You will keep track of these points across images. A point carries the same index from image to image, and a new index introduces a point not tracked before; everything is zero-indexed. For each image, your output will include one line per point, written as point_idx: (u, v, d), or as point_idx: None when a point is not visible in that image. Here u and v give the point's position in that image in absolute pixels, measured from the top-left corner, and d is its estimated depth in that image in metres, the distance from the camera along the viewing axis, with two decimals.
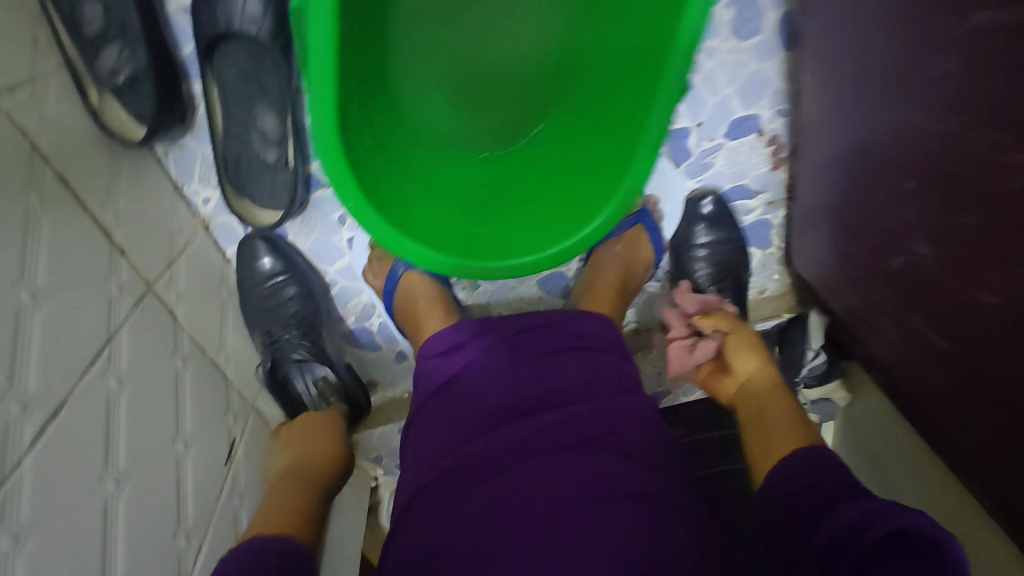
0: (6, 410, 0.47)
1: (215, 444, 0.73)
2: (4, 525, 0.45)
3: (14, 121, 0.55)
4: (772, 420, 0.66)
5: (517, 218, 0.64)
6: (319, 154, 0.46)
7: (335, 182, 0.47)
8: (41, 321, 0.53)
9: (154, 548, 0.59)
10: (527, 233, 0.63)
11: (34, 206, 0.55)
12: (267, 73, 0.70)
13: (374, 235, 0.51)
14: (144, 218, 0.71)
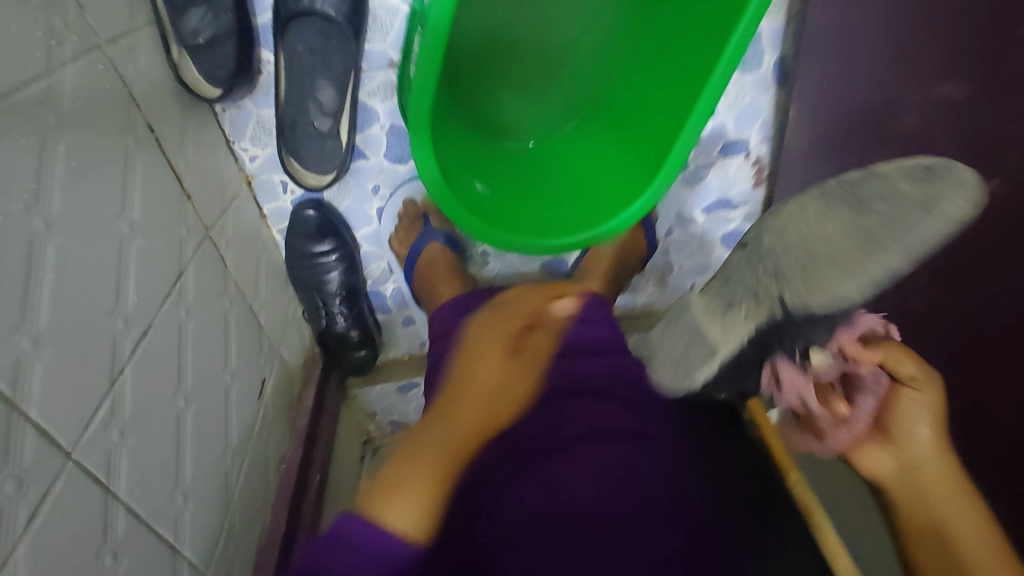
0: (114, 324, 0.54)
1: (251, 380, 0.80)
2: (113, 420, 0.53)
3: (116, 69, 0.61)
4: (984, 566, 0.47)
5: (546, 201, 0.74)
6: (411, 120, 0.56)
7: (416, 140, 0.57)
8: (135, 250, 0.59)
9: (209, 462, 0.67)
10: (555, 213, 0.72)
11: (130, 147, 0.61)
12: (333, 50, 0.76)
13: (431, 188, 0.60)
14: (204, 167, 0.77)
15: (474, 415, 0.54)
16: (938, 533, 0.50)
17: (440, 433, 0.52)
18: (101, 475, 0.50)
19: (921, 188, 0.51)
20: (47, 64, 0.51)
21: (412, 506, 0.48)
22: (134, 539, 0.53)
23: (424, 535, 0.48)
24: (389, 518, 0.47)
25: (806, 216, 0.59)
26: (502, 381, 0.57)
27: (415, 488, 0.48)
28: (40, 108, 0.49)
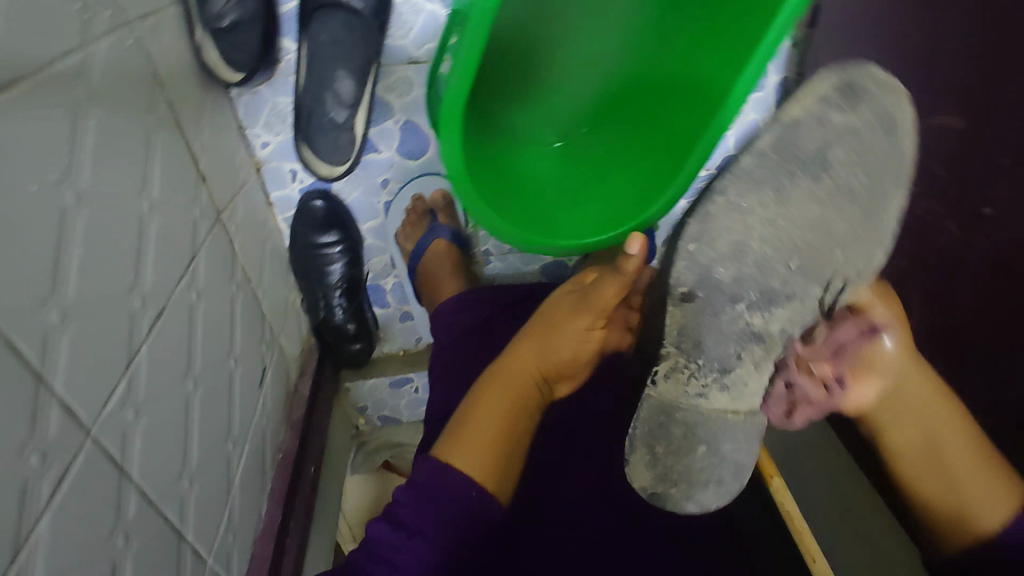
0: (133, 301, 0.54)
1: (253, 367, 0.80)
2: (129, 399, 0.52)
3: (143, 46, 0.61)
4: (967, 483, 0.53)
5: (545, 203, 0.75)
6: (444, 102, 0.56)
7: (445, 123, 0.57)
8: (154, 229, 0.59)
9: (213, 446, 0.66)
10: (554, 217, 0.73)
11: (152, 126, 0.61)
12: (356, 42, 0.76)
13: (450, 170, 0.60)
14: (218, 151, 0.76)
15: (534, 364, 0.62)
16: (936, 456, 0.54)
17: (506, 379, 0.61)
18: (116, 452, 0.50)
19: (865, 111, 0.50)
20: (81, 37, 0.51)
21: (474, 447, 0.56)
22: (143, 521, 0.53)
23: (488, 476, 0.56)
24: (453, 456, 0.56)
25: (743, 235, 0.49)
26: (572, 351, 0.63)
27: (479, 433, 0.57)
28: (72, 80, 0.49)
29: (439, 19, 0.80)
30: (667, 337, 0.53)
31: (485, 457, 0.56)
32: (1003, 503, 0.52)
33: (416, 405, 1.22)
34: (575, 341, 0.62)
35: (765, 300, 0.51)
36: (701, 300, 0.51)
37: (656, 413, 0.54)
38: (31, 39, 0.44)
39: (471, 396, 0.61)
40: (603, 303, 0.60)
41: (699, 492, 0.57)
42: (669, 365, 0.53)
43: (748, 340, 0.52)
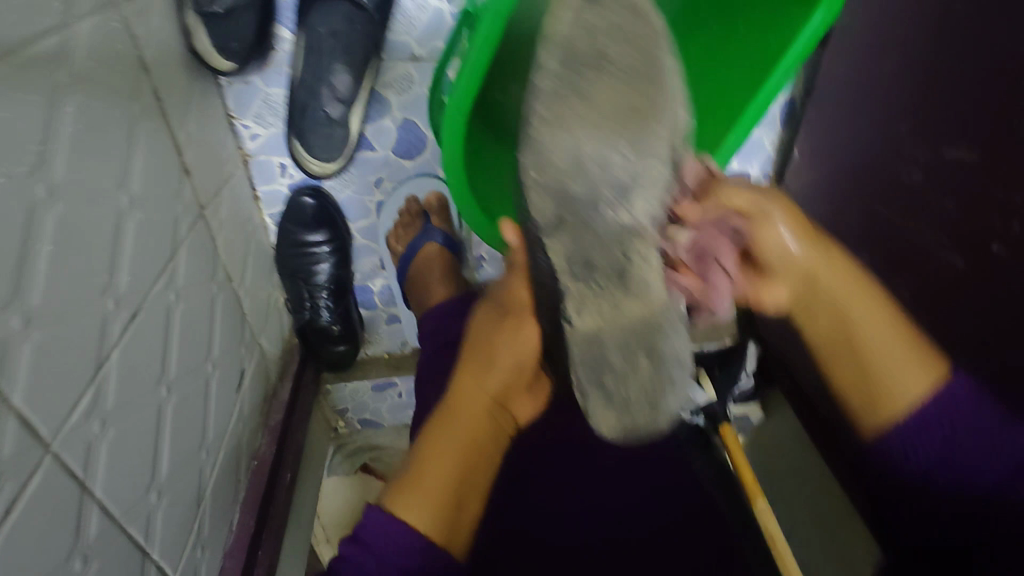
0: (105, 304, 0.50)
1: (231, 370, 0.76)
2: (96, 409, 0.48)
3: (128, 29, 0.57)
4: (881, 369, 0.45)
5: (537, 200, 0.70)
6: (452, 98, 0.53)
7: (450, 117, 0.54)
8: (133, 226, 0.55)
9: (184, 456, 0.62)
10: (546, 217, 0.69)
11: (135, 115, 0.57)
12: (356, 36, 0.73)
13: (446, 166, 0.57)
14: (204, 143, 0.72)
15: (480, 390, 0.55)
16: (846, 342, 0.46)
17: (453, 424, 0.54)
18: (78, 468, 0.46)
19: (615, 7, 0.37)
20: (63, 16, 0.47)
21: (427, 507, 0.51)
22: (105, 540, 0.49)
23: (437, 536, 0.51)
24: (406, 518, 0.50)
25: (576, 140, 0.36)
26: (510, 372, 0.56)
27: (428, 491, 0.51)
28: (51, 64, 0.45)
29: (445, 16, 0.76)
30: (562, 268, 0.42)
31: (426, 520, 0.50)
32: (923, 381, 0.46)
33: (398, 409, 1.19)
34: (510, 352, 0.55)
35: (618, 194, 0.38)
36: (576, 222, 0.39)
37: (590, 352, 0.44)
38: (8, 20, 0.41)
39: (417, 448, 0.54)
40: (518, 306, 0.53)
41: (666, 402, 0.47)
42: (576, 298, 0.42)
43: (627, 239, 0.39)
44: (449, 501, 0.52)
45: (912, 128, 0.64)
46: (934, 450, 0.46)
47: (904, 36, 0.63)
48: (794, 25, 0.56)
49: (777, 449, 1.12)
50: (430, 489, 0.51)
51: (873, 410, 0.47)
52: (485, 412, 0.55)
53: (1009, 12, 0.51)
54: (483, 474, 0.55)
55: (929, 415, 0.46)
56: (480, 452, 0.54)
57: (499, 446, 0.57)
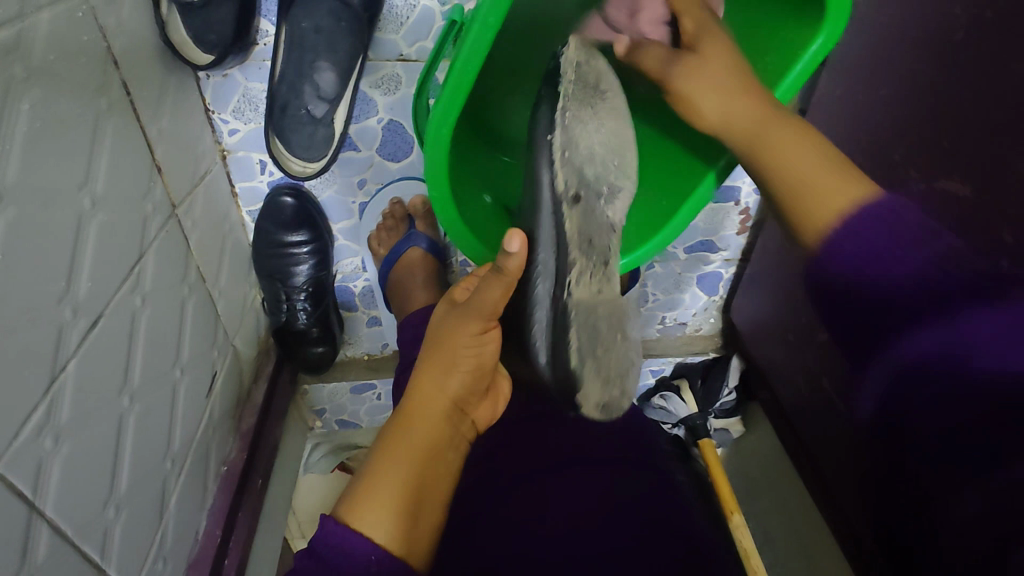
0: (62, 313, 0.48)
1: (201, 375, 0.74)
2: (49, 424, 0.46)
3: (96, 19, 0.54)
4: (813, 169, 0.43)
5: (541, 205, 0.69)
6: (437, 104, 0.50)
7: (434, 125, 0.51)
8: (96, 229, 0.53)
9: (147, 466, 0.60)
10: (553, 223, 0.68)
11: (102, 111, 0.54)
12: (340, 33, 0.70)
13: (428, 174, 0.54)
14: (179, 138, 0.69)
15: (442, 393, 0.52)
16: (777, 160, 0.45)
17: (409, 430, 0.50)
18: (28, 488, 0.44)
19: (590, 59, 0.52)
20: (21, 6, 0.44)
21: (384, 517, 0.45)
22: (55, 560, 0.47)
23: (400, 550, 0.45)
24: (364, 531, 0.45)
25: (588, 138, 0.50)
26: (470, 374, 0.53)
27: (384, 492, 0.46)
28: (6, 57, 0.42)
29: (435, 16, 0.73)
30: (575, 245, 0.50)
31: (385, 530, 0.45)
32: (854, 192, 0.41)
33: (377, 411, 1.17)
34: (472, 356, 0.53)
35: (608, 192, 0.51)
36: (587, 199, 0.50)
37: (589, 319, 0.51)
38: None
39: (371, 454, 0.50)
40: (489, 310, 0.52)
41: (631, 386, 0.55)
42: (579, 272, 0.51)
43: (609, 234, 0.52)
44: (408, 510, 0.46)
45: (905, 155, 0.63)
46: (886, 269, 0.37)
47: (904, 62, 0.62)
48: (798, 44, 0.53)
49: (754, 464, 1.13)
50: (387, 496, 0.46)
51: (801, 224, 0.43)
52: (443, 416, 0.52)
53: (1010, 47, 0.50)
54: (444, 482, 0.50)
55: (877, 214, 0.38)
56: (436, 460, 0.50)
57: (456, 455, 0.53)
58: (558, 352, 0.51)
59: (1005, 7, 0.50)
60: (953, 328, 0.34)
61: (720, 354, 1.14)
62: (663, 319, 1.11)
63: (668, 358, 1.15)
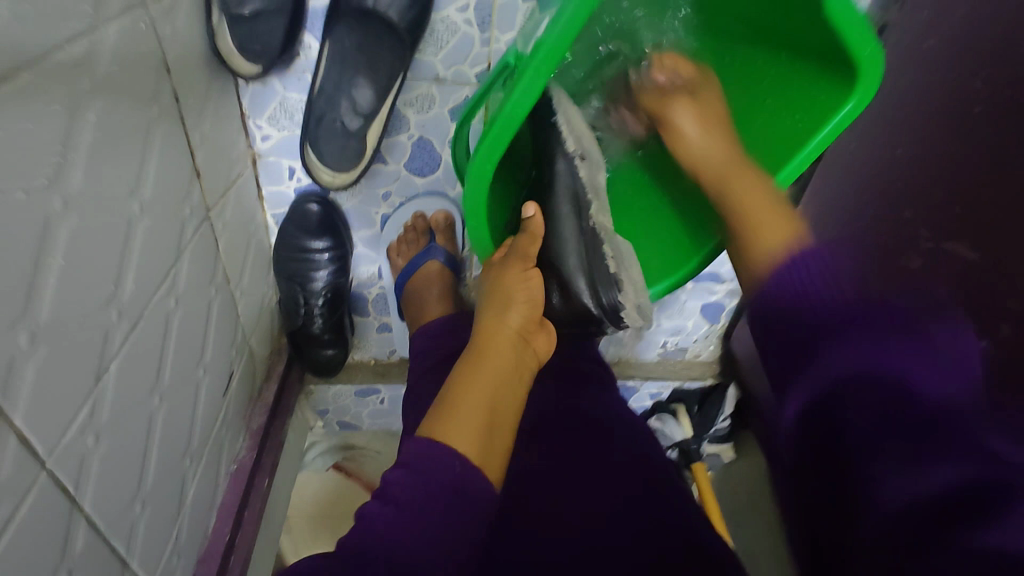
0: (108, 316, 0.49)
1: (220, 374, 0.75)
2: (91, 423, 0.48)
3: (155, 30, 0.55)
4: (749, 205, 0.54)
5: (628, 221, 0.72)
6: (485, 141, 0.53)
7: (479, 159, 0.55)
8: (142, 233, 0.54)
9: (169, 463, 0.62)
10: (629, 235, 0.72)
11: (153, 119, 0.56)
12: (381, 52, 0.72)
13: (469, 203, 0.58)
14: (217, 143, 0.71)
15: (502, 328, 0.55)
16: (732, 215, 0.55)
17: (485, 358, 0.52)
18: (70, 483, 0.46)
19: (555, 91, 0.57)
20: (92, 20, 0.45)
21: (469, 430, 0.46)
22: (90, 555, 0.50)
23: (477, 460, 0.46)
24: (448, 438, 0.46)
25: (578, 122, 0.57)
26: (528, 303, 0.58)
27: (460, 417, 0.47)
28: (75, 70, 0.44)
29: (474, 43, 0.75)
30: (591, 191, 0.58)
31: (456, 445, 0.45)
32: (781, 231, 0.50)
33: (379, 415, 1.19)
34: (525, 291, 0.58)
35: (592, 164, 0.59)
36: (589, 159, 0.58)
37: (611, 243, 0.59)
38: (37, 25, 0.39)
39: (446, 384, 0.51)
40: (532, 253, 0.58)
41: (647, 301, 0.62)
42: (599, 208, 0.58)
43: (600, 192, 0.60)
44: (479, 428, 0.47)
45: (916, 214, 0.66)
46: (819, 297, 0.40)
47: (923, 125, 0.65)
48: (830, 104, 0.56)
49: (742, 490, 1.16)
50: (458, 418, 0.47)
51: (744, 255, 0.52)
52: (508, 346, 0.54)
53: (1019, 128, 0.53)
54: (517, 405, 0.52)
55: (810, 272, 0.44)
56: (510, 383, 0.52)
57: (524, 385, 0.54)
58: (600, 276, 0.59)
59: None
60: (843, 345, 0.38)
61: (717, 380, 1.17)
62: (664, 344, 1.13)
63: (666, 382, 1.17)
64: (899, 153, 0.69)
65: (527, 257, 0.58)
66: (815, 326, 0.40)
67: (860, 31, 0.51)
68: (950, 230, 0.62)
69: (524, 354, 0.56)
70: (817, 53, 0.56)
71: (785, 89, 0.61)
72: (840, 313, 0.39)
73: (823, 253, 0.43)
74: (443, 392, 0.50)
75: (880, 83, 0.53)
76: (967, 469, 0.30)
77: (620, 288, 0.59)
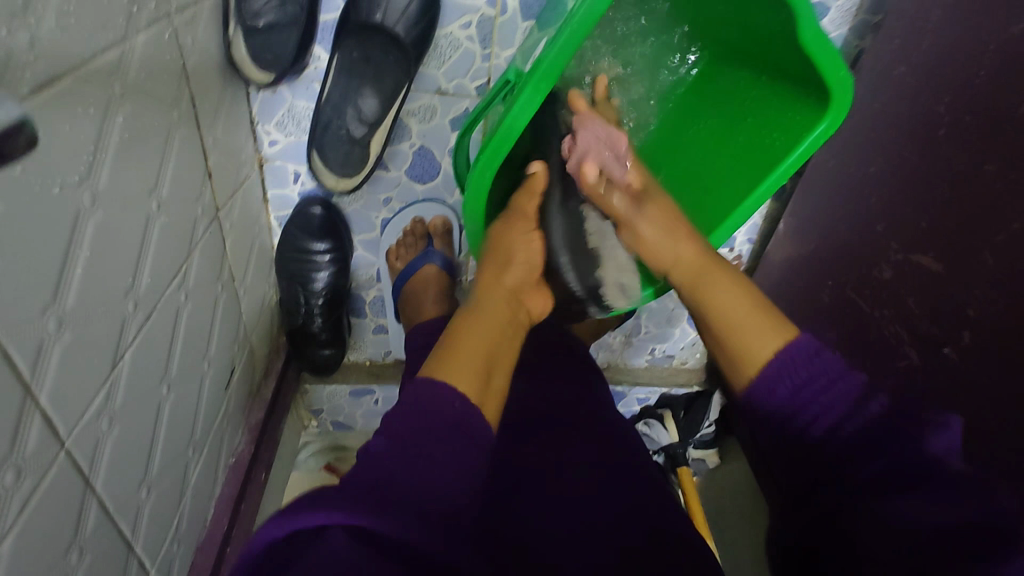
0: (126, 306, 0.52)
1: (222, 368, 0.78)
2: (106, 408, 0.50)
3: (178, 39, 0.59)
4: (738, 324, 0.48)
5: None
6: (485, 152, 0.57)
7: (479, 168, 0.58)
8: (158, 229, 0.57)
9: (173, 452, 0.64)
10: None
11: (173, 123, 0.59)
12: (387, 64, 0.76)
13: (467, 209, 0.62)
14: (227, 146, 0.74)
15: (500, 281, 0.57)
16: (700, 306, 0.53)
17: (478, 307, 0.53)
18: (85, 464, 0.49)
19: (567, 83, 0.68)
20: (125, 31, 0.49)
21: (467, 370, 0.46)
22: (99, 534, 0.52)
23: (477, 399, 0.45)
24: (446, 373, 0.45)
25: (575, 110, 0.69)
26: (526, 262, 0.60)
27: (466, 356, 0.47)
28: (109, 76, 0.47)
29: (475, 58, 0.79)
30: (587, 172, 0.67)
31: (452, 376, 0.45)
32: (769, 338, 0.46)
33: (372, 415, 1.21)
34: (523, 250, 0.61)
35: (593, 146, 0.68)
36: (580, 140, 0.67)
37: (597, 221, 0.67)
38: (78, 35, 0.43)
39: (446, 331, 0.52)
40: (531, 212, 0.63)
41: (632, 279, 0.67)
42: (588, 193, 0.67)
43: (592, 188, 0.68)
44: (481, 361, 0.47)
45: (888, 229, 0.71)
46: (824, 395, 0.42)
47: (894, 146, 0.70)
48: (804, 124, 0.60)
49: (726, 495, 1.20)
50: (458, 351, 0.47)
51: (725, 357, 0.49)
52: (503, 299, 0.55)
53: (973, 150, 0.58)
54: (514, 352, 0.52)
55: (792, 358, 0.44)
56: (502, 329, 0.52)
57: (518, 336, 0.55)
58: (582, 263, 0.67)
59: (983, 115, 0.57)
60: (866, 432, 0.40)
61: (703, 387, 1.20)
62: (652, 350, 1.16)
63: (653, 387, 1.21)
64: (872, 171, 0.74)
65: (527, 216, 0.63)
66: (802, 402, 0.43)
67: (830, 57, 0.55)
68: (915, 244, 0.66)
69: (518, 312, 0.57)
70: (794, 75, 0.60)
71: (768, 106, 0.64)
72: (834, 376, 0.42)
73: (807, 358, 0.44)
74: (442, 337, 0.51)
75: (850, 104, 0.57)
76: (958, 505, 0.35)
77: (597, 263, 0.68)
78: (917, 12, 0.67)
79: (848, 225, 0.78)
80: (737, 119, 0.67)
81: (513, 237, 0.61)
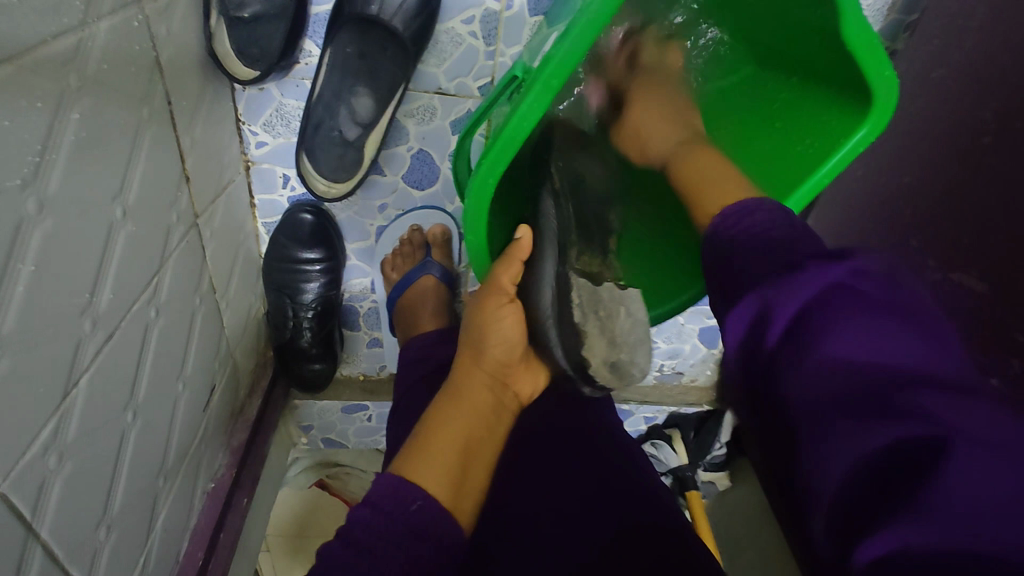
0: (81, 326, 0.46)
1: (200, 389, 0.71)
2: (55, 443, 0.44)
3: (149, 29, 0.53)
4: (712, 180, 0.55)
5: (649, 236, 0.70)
6: (490, 160, 0.51)
7: (481, 176, 0.52)
8: (124, 239, 0.51)
9: (138, 483, 0.58)
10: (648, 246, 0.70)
11: (142, 122, 0.53)
12: (383, 59, 0.71)
13: (468, 220, 0.56)
14: (208, 147, 0.68)
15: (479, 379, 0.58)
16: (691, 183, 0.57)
17: (459, 403, 0.56)
18: (26, 510, 0.42)
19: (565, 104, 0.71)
20: (83, 15, 0.43)
21: (444, 475, 0.51)
22: None
23: (446, 501, 0.50)
24: (416, 479, 0.49)
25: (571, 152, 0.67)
26: (511, 352, 0.60)
27: (432, 471, 0.50)
28: (63, 66, 0.41)
29: (479, 55, 0.73)
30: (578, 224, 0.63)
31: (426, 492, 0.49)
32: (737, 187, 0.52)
33: (365, 433, 1.15)
34: (506, 340, 0.59)
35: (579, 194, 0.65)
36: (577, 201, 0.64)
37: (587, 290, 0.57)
38: (24, 16, 0.37)
39: (423, 423, 0.55)
40: (507, 283, 0.57)
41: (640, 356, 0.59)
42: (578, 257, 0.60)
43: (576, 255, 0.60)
44: (455, 464, 0.52)
45: (921, 245, 0.65)
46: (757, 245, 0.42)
47: (931, 154, 0.64)
48: (843, 130, 0.54)
49: (736, 522, 1.13)
50: (434, 472, 0.50)
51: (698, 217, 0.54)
52: (484, 387, 0.58)
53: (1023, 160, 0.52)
54: (497, 435, 0.59)
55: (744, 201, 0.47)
56: (473, 434, 0.55)
57: (501, 421, 0.60)
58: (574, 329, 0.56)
59: None
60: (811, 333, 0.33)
61: (713, 407, 1.14)
62: (661, 367, 1.10)
63: (662, 406, 1.15)
64: (904, 182, 0.68)
65: (505, 292, 0.57)
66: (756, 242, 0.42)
67: (871, 53, 0.49)
68: (952, 263, 0.61)
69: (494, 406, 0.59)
70: (832, 75, 0.54)
71: (802, 111, 0.59)
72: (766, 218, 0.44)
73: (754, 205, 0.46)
74: (413, 439, 0.54)
75: (896, 106, 0.51)
76: (904, 429, 0.27)
77: (583, 341, 0.55)
78: (961, 10, 0.62)
79: (879, 240, 0.72)
80: (770, 125, 0.62)
81: (499, 326, 0.58)
